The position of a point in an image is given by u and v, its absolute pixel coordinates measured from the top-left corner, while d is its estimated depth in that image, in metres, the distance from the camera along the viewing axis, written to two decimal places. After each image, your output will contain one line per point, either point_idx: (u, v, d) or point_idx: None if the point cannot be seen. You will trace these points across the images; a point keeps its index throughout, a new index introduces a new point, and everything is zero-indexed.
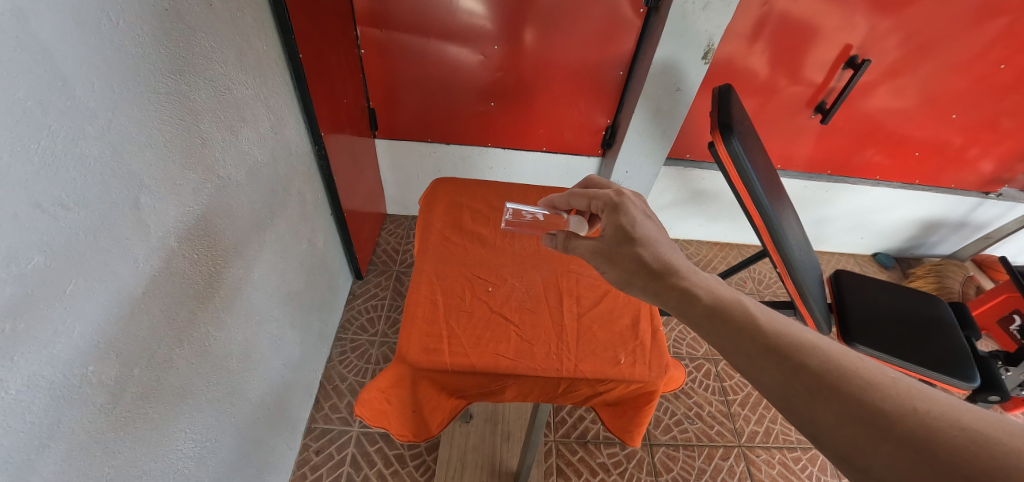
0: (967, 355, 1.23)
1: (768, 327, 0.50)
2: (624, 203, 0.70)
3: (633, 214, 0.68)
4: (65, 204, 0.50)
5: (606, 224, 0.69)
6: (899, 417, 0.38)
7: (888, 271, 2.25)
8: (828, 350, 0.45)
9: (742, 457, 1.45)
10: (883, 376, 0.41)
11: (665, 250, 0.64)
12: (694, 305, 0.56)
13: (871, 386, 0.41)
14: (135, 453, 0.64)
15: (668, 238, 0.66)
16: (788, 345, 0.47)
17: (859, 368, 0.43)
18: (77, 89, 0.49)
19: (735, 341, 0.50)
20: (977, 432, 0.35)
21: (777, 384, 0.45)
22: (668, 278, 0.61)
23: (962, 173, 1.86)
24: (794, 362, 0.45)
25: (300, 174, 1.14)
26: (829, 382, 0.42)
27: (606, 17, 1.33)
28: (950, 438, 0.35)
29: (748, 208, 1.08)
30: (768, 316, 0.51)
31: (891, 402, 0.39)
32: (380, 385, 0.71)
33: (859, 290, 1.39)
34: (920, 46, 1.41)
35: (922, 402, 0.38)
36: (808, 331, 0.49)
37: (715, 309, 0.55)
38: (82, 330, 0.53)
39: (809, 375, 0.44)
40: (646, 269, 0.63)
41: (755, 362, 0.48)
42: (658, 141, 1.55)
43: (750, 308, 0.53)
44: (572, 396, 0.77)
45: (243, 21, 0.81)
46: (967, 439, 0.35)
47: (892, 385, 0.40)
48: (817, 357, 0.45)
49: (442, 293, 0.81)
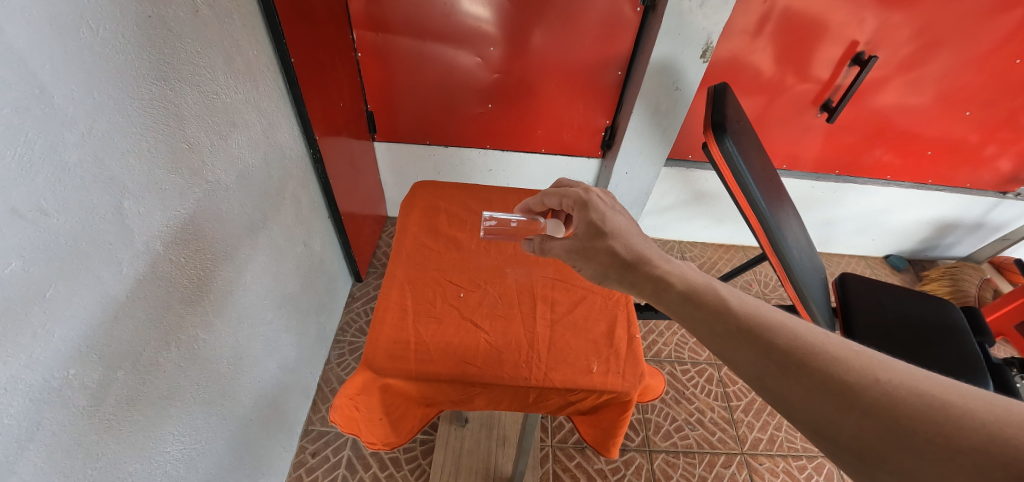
0: (980, 363, 1.19)
1: (739, 308, 0.49)
2: (593, 200, 0.69)
3: (602, 210, 0.67)
4: (44, 209, 0.50)
5: (577, 222, 0.68)
6: (863, 388, 0.39)
7: (901, 273, 2.18)
8: (795, 328, 0.45)
9: (744, 465, 1.41)
10: (846, 351, 0.42)
11: (638, 242, 0.63)
12: (669, 292, 0.55)
13: (837, 360, 0.41)
14: (119, 456, 0.64)
15: (639, 230, 0.66)
16: (757, 325, 0.46)
17: (824, 343, 0.43)
18: (55, 96, 0.49)
19: (709, 325, 0.50)
20: (934, 397, 0.37)
21: (748, 362, 0.45)
22: (641, 267, 0.60)
23: (979, 173, 1.79)
24: (764, 341, 0.45)
25: (295, 178, 1.15)
26: (798, 359, 0.42)
27: (602, 16, 1.32)
28: (910, 404, 0.36)
29: (745, 211, 1.05)
30: (739, 299, 0.51)
31: (854, 374, 0.40)
32: (348, 392, 0.71)
33: (866, 293, 1.35)
34: (932, 41, 1.37)
35: (883, 372, 0.39)
36: (775, 311, 0.49)
37: (689, 296, 0.53)
38: (64, 334, 0.54)
39: (780, 353, 0.44)
40: (620, 261, 0.61)
41: (728, 344, 0.47)
42: (657, 142, 1.53)
43: (723, 293, 0.52)
44: (544, 405, 0.75)
45: (232, 26, 0.82)
46: (925, 405, 0.36)
47: (855, 358, 0.41)
48: (785, 335, 0.45)
49: (412, 299, 0.80)
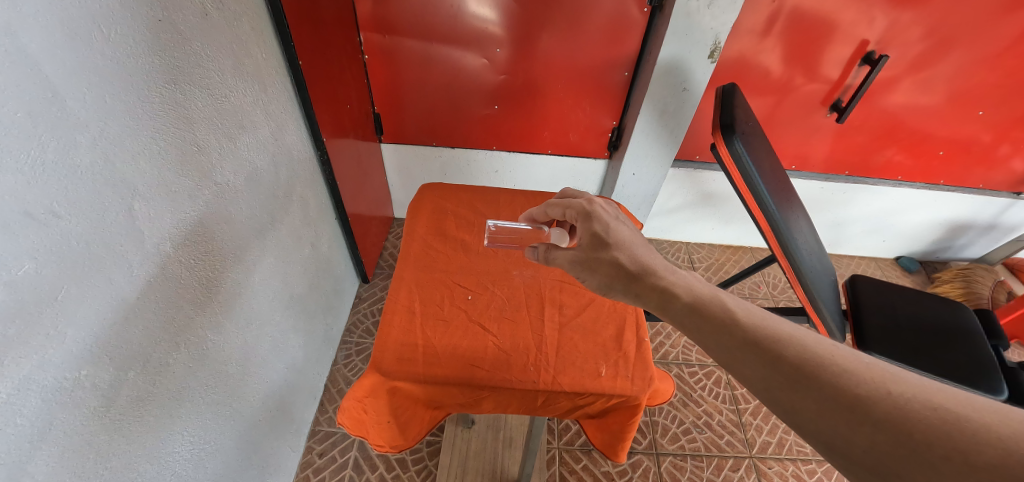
0: (996, 367, 1.16)
1: (747, 321, 0.49)
2: (596, 210, 0.69)
3: (606, 220, 0.67)
4: (57, 212, 0.50)
5: (581, 232, 0.67)
6: (876, 401, 0.38)
7: (912, 275, 2.15)
8: (804, 340, 0.45)
9: (753, 469, 1.40)
10: (857, 363, 0.41)
11: (642, 252, 0.63)
12: (674, 304, 0.55)
13: (847, 372, 0.41)
14: (130, 456, 0.64)
15: (644, 240, 0.65)
16: (765, 337, 0.46)
17: (833, 355, 0.43)
18: (67, 100, 0.50)
19: (715, 337, 0.49)
20: (948, 410, 0.36)
21: (757, 375, 0.45)
22: (646, 277, 0.59)
23: (993, 173, 1.77)
24: (773, 354, 0.45)
25: (303, 180, 1.15)
26: (808, 371, 0.42)
27: (610, 17, 1.31)
28: (924, 418, 0.36)
29: (754, 213, 1.04)
30: (746, 310, 0.50)
31: (866, 387, 0.39)
32: (356, 394, 0.71)
33: (878, 295, 1.33)
34: (944, 39, 1.35)
35: (895, 385, 0.39)
36: (782, 322, 0.49)
37: (695, 308, 0.53)
38: (75, 336, 0.54)
39: (789, 365, 0.43)
40: (624, 271, 0.61)
41: (736, 356, 0.47)
42: (665, 142, 1.52)
43: (729, 304, 0.52)
44: (553, 408, 0.75)
45: (241, 29, 0.83)
46: (939, 418, 0.36)
47: (866, 370, 0.41)
48: (794, 347, 0.45)
49: (420, 301, 0.81)
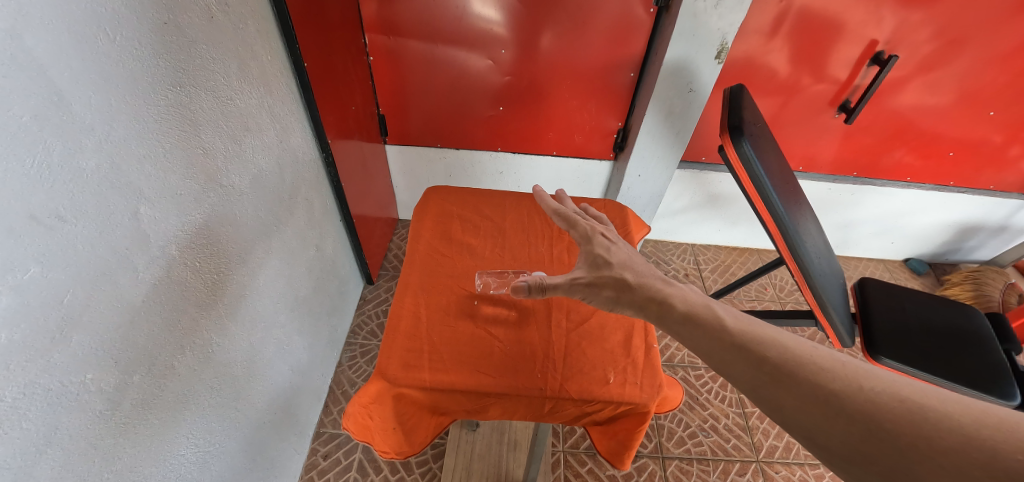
0: (1008, 373, 1.15)
1: (734, 326, 0.49)
2: (596, 234, 0.69)
3: (606, 244, 0.67)
4: (63, 216, 0.50)
5: (581, 254, 0.67)
6: (849, 395, 0.38)
7: (921, 278, 2.12)
8: (786, 341, 0.45)
9: (760, 473, 1.38)
10: (832, 361, 0.42)
11: (641, 269, 0.63)
12: (669, 313, 0.54)
13: (823, 369, 0.41)
14: (135, 459, 0.64)
15: (642, 259, 0.65)
16: (750, 340, 0.46)
17: (812, 355, 0.43)
18: (73, 103, 0.50)
19: (705, 341, 0.49)
20: (914, 401, 0.36)
21: (743, 375, 0.45)
22: (643, 288, 0.59)
23: (1004, 174, 1.74)
24: (757, 354, 0.45)
25: (307, 181, 1.15)
26: (788, 370, 0.42)
27: (615, 18, 1.30)
28: (892, 409, 0.36)
29: (761, 213, 1.03)
30: (735, 317, 0.50)
31: (840, 383, 0.40)
32: (362, 400, 0.71)
33: (887, 298, 1.31)
34: (955, 39, 1.33)
35: (867, 380, 0.39)
36: (766, 326, 0.49)
37: (689, 316, 0.53)
38: (81, 339, 0.54)
39: (771, 365, 0.43)
40: (624, 285, 0.60)
41: (724, 360, 0.47)
42: (671, 143, 1.51)
43: (718, 311, 0.52)
44: (560, 415, 0.74)
45: (246, 32, 0.83)
46: (906, 409, 0.36)
47: (841, 368, 0.41)
48: (776, 348, 0.45)
49: (426, 305, 0.80)
